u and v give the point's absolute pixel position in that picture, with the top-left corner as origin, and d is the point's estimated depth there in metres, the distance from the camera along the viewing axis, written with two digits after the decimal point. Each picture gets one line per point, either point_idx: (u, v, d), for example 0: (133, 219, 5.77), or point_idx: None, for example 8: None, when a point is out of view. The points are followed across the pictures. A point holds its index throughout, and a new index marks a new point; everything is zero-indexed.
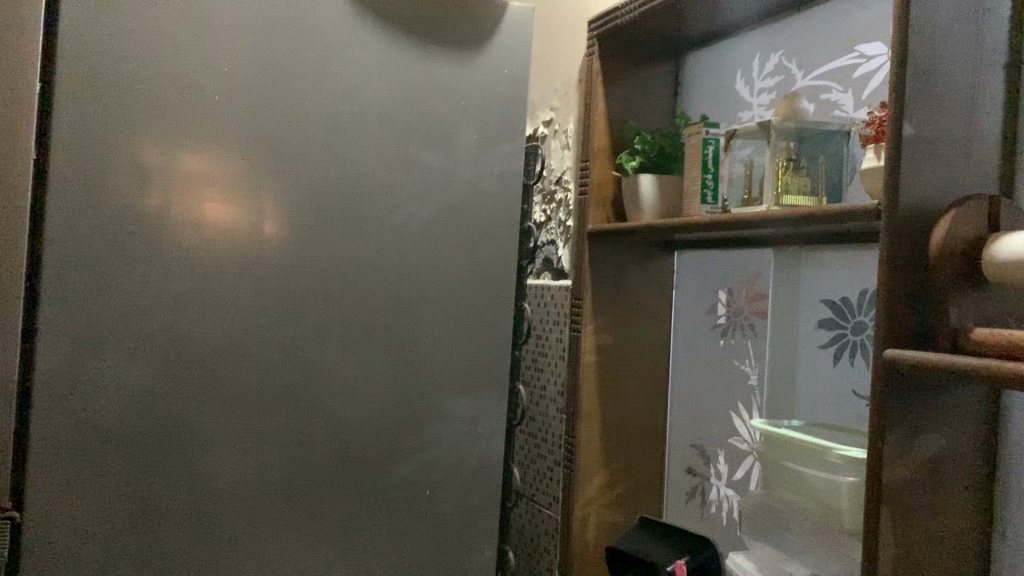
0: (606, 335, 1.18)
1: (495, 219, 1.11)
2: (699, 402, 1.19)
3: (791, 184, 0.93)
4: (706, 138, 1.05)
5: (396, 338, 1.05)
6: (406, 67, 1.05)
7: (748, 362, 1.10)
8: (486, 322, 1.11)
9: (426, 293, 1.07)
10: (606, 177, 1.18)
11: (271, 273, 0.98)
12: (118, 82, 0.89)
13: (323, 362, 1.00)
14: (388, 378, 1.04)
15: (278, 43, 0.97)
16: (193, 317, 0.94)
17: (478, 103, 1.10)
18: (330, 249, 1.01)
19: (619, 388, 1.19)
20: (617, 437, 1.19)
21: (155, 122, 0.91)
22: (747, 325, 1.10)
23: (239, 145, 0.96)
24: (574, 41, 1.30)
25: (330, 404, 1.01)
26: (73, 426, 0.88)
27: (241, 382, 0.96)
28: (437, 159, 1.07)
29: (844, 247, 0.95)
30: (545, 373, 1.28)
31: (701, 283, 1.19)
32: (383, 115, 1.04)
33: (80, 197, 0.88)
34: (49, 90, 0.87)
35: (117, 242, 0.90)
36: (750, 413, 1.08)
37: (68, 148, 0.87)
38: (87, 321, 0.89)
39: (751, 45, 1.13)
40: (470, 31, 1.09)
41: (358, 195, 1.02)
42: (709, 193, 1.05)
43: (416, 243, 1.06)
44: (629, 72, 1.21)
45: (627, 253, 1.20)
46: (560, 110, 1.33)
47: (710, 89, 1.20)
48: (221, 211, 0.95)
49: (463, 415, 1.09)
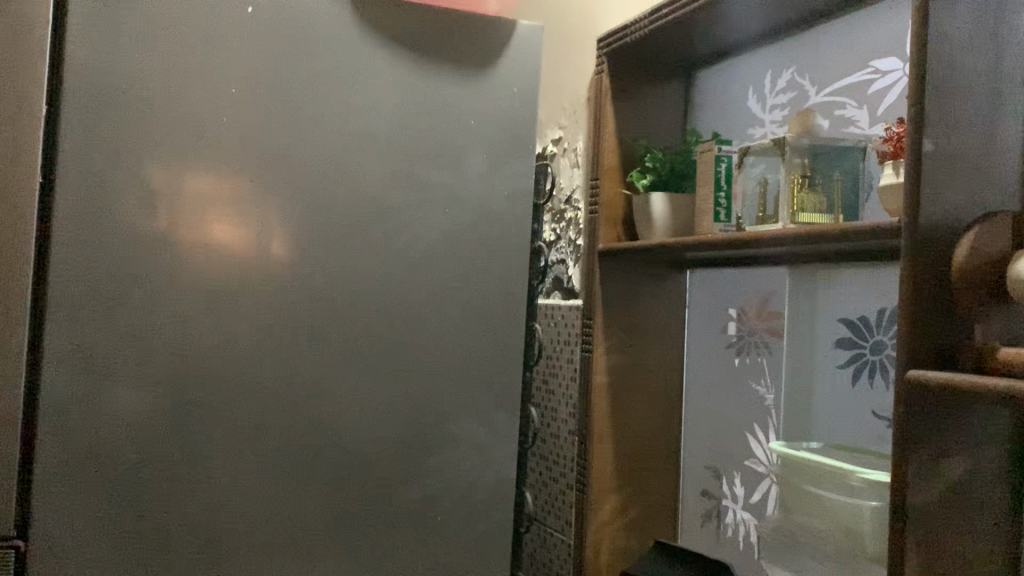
0: (618, 355, 1.17)
1: (505, 239, 1.10)
2: (714, 422, 1.17)
3: (807, 202, 0.90)
4: (718, 156, 1.04)
5: (406, 360, 1.03)
6: (414, 85, 1.04)
7: (764, 382, 1.08)
8: (498, 343, 1.09)
9: (436, 314, 1.05)
10: (616, 196, 1.17)
11: (280, 295, 0.96)
12: (124, 103, 0.88)
13: (333, 385, 0.99)
14: (398, 401, 1.03)
15: (285, 62, 0.96)
16: (200, 340, 0.92)
17: (488, 122, 1.09)
18: (339, 271, 0.99)
19: (632, 409, 1.18)
20: (631, 459, 1.17)
21: (161, 143, 0.90)
22: (761, 345, 1.09)
23: (246, 166, 0.95)
24: (584, 59, 1.29)
25: (339, 428, 0.99)
26: (78, 453, 0.87)
27: (248, 405, 0.94)
28: (447, 179, 1.06)
29: (861, 264, 0.93)
30: (556, 394, 1.27)
31: (714, 301, 1.18)
32: (392, 135, 1.02)
33: (85, 219, 0.87)
34: (55, 111, 0.86)
35: (123, 265, 0.89)
36: (766, 434, 1.07)
37: (73, 169, 0.87)
38: (93, 346, 0.87)
39: (763, 61, 1.11)
40: (479, 50, 1.08)
41: (367, 215, 1.01)
42: (722, 211, 1.04)
43: (425, 263, 1.04)
44: (639, 90, 1.20)
45: (639, 272, 1.18)
46: (569, 129, 1.32)
47: (721, 107, 1.19)
48: (228, 232, 0.94)
49: (475, 438, 1.07)
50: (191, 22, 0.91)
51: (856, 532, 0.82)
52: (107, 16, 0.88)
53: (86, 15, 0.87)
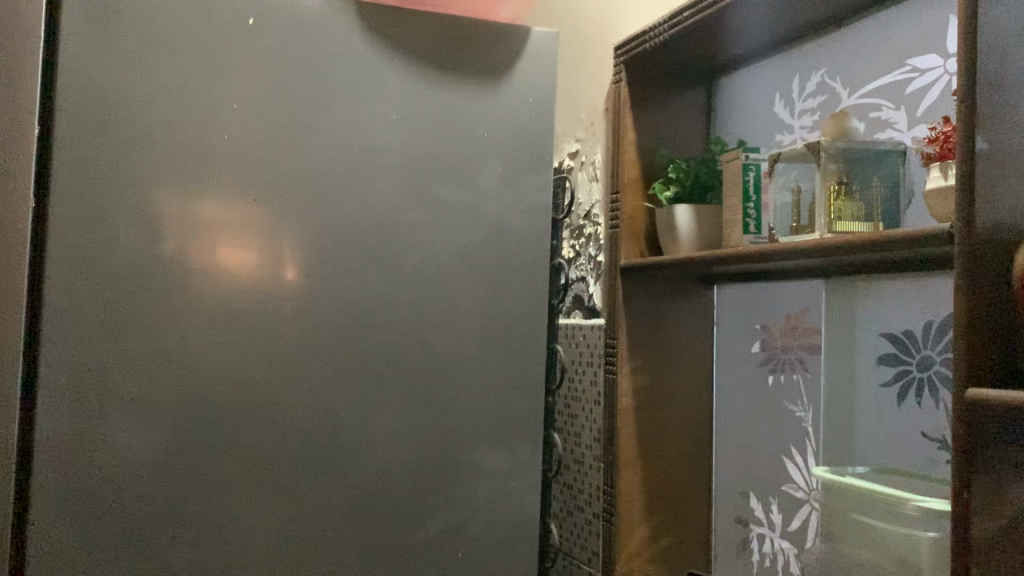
0: (644, 376, 1.11)
1: (524, 256, 1.04)
2: (747, 445, 1.11)
3: (844, 211, 0.85)
4: (745, 163, 0.98)
5: (422, 386, 0.98)
6: (426, 98, 0.99)
7: (799, 402, 1.02)
8: (518, 366, 1.03)
9: (452, 336, 1.00)
10: (638, 210, 1.12)
11: (288, 320, 0.91)
12: (120, 123, 0.84)
13: (344, 414, 0.93)
14: (415, 428, 0.97)
15: (290, 77, 0.92)
16: (205, 369, 0.87)
17: (504, 134, 1.03)
18: (349, 294, 0.94)
19: (660, 432, 1.12)
20: (659, 486, 1.12)
21: (160, 164, 0.86)
22: (796, 362, 1.03)
23: (249, 184, 0.90)
24: (600, 68, 1.24)
25: (353, 459, 0.93)
26: (75, 492, 0.82)
27: (256, 438, 0.89)
28: (461, 194, 1.01)
29: (903, 275, 0.88)
30: (579, 418, 1.21)
31: (743, 317, 1.12)
32: (401, 150, 0.97)
33: (81, 245, 0.83)
34: (48, 133, 0.82)
35: (121, 292, 0.84)
36: (804, 457, 1.00)
37: (68, 194, 0.82)
38: (90, 378, 0.82)
39: (790, 65, 1.06)
40: (493, 59, 1.03)
41: (376, 235, 0.96)
42: (751, 223, 0.98)
43: (439, 284, 0.99)
44: (658, 99, 1.15)
45: (662, 288, 1.13)
46: (585, 141, 1.27)
47: (745, 114, 1.13)
48: (233, 256, 0.89)
49: (497, 469, 1.01)
50: (190, 37, 0.87)
51: (912, 565, 0.76)
52: (101, 32, 0.84)
53: (79, 32, 0.83)
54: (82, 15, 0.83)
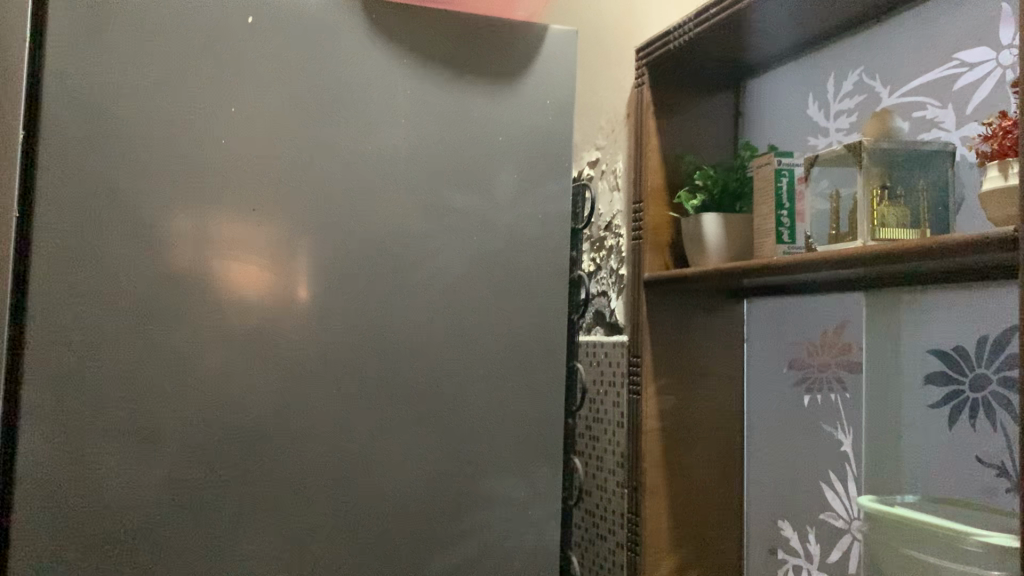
0: (671, 397, 1.05)
1: (543, 268, 0.97)
2: (782, 470, 1.03)
3: (888, 216, 0.78)
4: (778, 169, 0.93)
5: (436, 408, 0.90)
6: (438, 101, 0.93)
7: (837, 424, 0.95)
8: (537, 387, 0.96)
9: (468, 355, 0.92)
10: (662, 219, 1.06)
11: (289, 338, 0.84)
12: (111, 131, 0.79)
13: (349, 439, 0.86)
14: (428, 454, 0.90)
15: (291, 79, 0.86)
16: (200, 392, 0.81)
17: (520, 139, 0.96)
18: (356, 308, 0.87)
19: (688, 457, 1.05)
20: (688, 513, 1.05)
21: (153, 172, 0.80)
22: (833, 381, 0.96)
23: (248, 191, 0.84)
24: (621, 72, 1.18)
25: (360, 488, 0.86)
26: (59, 520, 0.75)
27: (255, 465, 0.82)
28: (475, 202, 0.94)
29: (954, 286, 0.81)
30: (601, 441, 1.14)
31: (775, 332, 1.05)
32: (411, 157, 0.91)
33: (68, 260, 0.77)
34: (34, 142, 0.77)
35: (111, 311, 0.78)
36: (843, 484, 0.93)
37: (54, 206, 0.77)
38: (78, 398, 0.77)
39: (824, 65, 0.99)
40: (510, 60, 0.97)
41: (384, 245, 0.89)
42: (785, 232, 0.92)
43: (451, 298, 0.92)
44: (683, 104, 1.09)
45: (688, 303, 1.07)
46: (606, 149, 1.21)
47: (776, 118, 1.07)
48: (232, 268, 0.83)
49: (517, 498, 0.94)
50: (186, 39, 0.82)
51: None
52: (90, 34, 0.79)
53: (67, 35, 0.78)
54: (72, 13, 0.78)
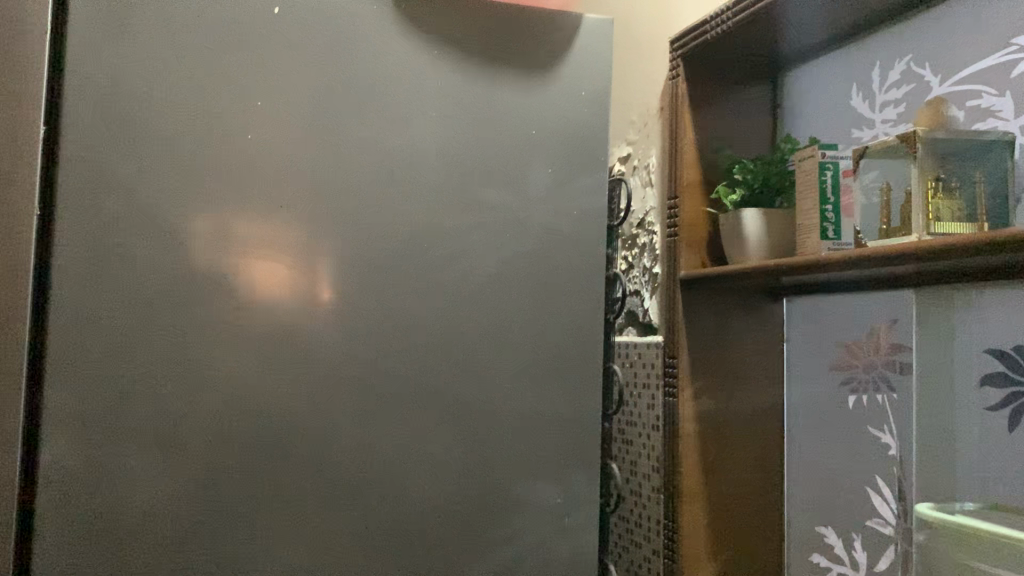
0: (708, 399, 1.01)
1: (579, 265, 0.92)
2: (824, 476, 1.00)
3: (944, 208, 0.74)
4: (822, 162, 0.89)
5: (468, 414, 0.86)
6: (470, 93, 0.88)
7: (885, 427, 0.91)
8: (573, 391, 0.91)
9: (501, 358, 0.88)
10: (698, 215, 1.03)
11: (316, 341, 0.81)
12: (133, 124, 0.76)
13: (378, 445, 0.82)
14: (461, 461, 0.86)
15: (318, 69, 0.82)
16: (224, 396, 0.78)
17: (555, 131, 0.91)
18: (384, 310, 0.84)
19: (726, 462, 1.02)
20: (726, 519, 1.01)
21: (176, 167, 0.77)
22: (880, 382, 0.92)
23: (273, 187, 0.80)
24: (654, 64, 1.14)
25: (391, 496, 0.83)
26: (82, 526, 0.73)
27: (281, 473, 0.79)
28: (509, 198, 0.89)
29: (1014, 283, 0.77)
30: (635, 445, 1.11)
31: (817, 333, 1.01)
32: (442, 150, 0.87)
33: (89, 260, 0.74)
34: (55, 136, 0.74)
35: (133, 311, 0.75)
36: (890, 490, 0.90)
37: (75, 203, 0.74)
38: (100, 400, 0.74)
39: (868, 54, 0.95)
40: (545, 48, 0.92)
41: (414, 242, 0.85)
42: (830, 227, 0.88)
43: (484, 298, 0.87)
44: (719, 97, 1.06)
45: (725, 302, 1.03)
46: (638, 144, 1.17)
47: (819, 110, 1.03)
48: (257, 269, 0.79)
49: (554, 508, 0.89)
50: (207, 29, 0.79)
51: None
52: (111, 24, 0.76)
53: (85, 27, 0.75)
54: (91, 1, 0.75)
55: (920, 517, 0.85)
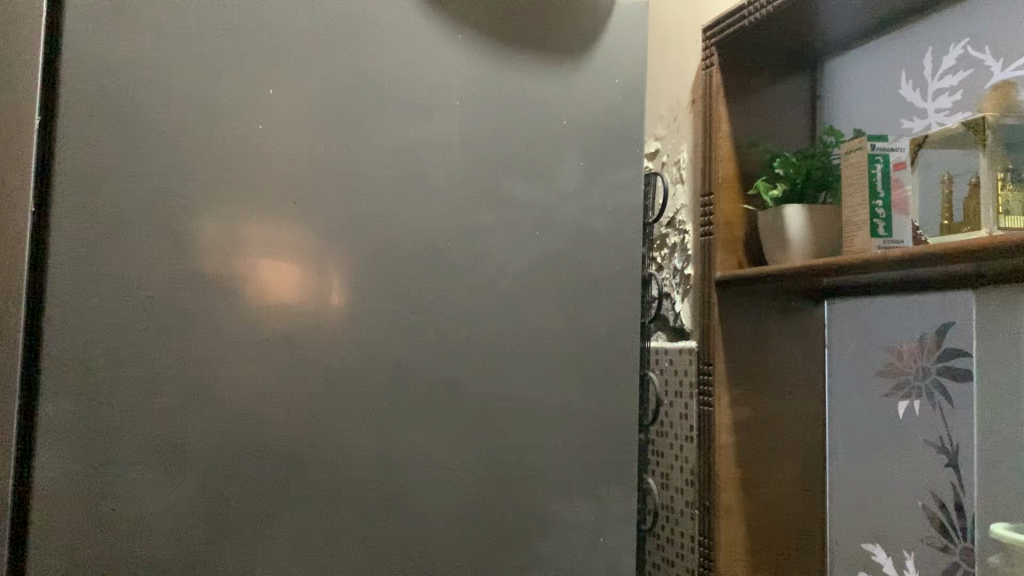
0: (746, 409, 0.95)
1: (612, 267, 0.85)
2: (871, 491, 0.94)
3: (1014, 202, 0.69)
4: (872, 154, 0.82)
5: (497, 427, 0.79)
6: (497, 80, 0.81)
7: (941, 438, 0.85)
8: (607, 401, 0.84)
9: (532, 366, 0.81)
10: (734, 213, 0.97)
11: (331, 349, 0.73)
12: (140, 103, 0.68)
13: (396, 461, 0.75)
14: (488, 478, 0.79)
15: (337, 50, 0.74)
16: (233, 408, 0.70)
17: (586, 122, 0.85)
18: (405, 314, 0.76)
19: (765, 475, 0.96)
20: (765, 536, 0.95)
21: (185, 152, 0.69)
22: (935, 390, 0.86)
23: (286, 179, 0.73)
24: (684, 55, 1.08)
25: (412, 517, 0.75)
26: (79, 553, 0.65)
27: (298, 492, 0.72)
28: (538, 193, 0.82)
29: None
30: (668, 456, 1.05)
31: (862, 337, 0.96)
32: (466, 141, 0.80)
33: (89, 253, 0.66)
34: (53, 112, 0.66)
35: (137, 311, 0.67)
36: (947, 506, 0.84)
37: (74, 188, 0.66)
38: (100, 411, 0.66)
39: (919, 39, 0.89)
40: (575, 34, 0.85)
41: (435, 241, 0.78)
42: (880, 223, 0.81)
43: (511, 300, 0.81)
44: (755, 88, 1.00)
45: (763, 305, 0.97)
46: (667, 139, 1.12)
47: (864, 101, 0.97)
48: (263, 268, 0.72)
49: (588, 527, 0.82)
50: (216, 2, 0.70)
51: None
52: None
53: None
54: None
55: (998, 539, 0.78)
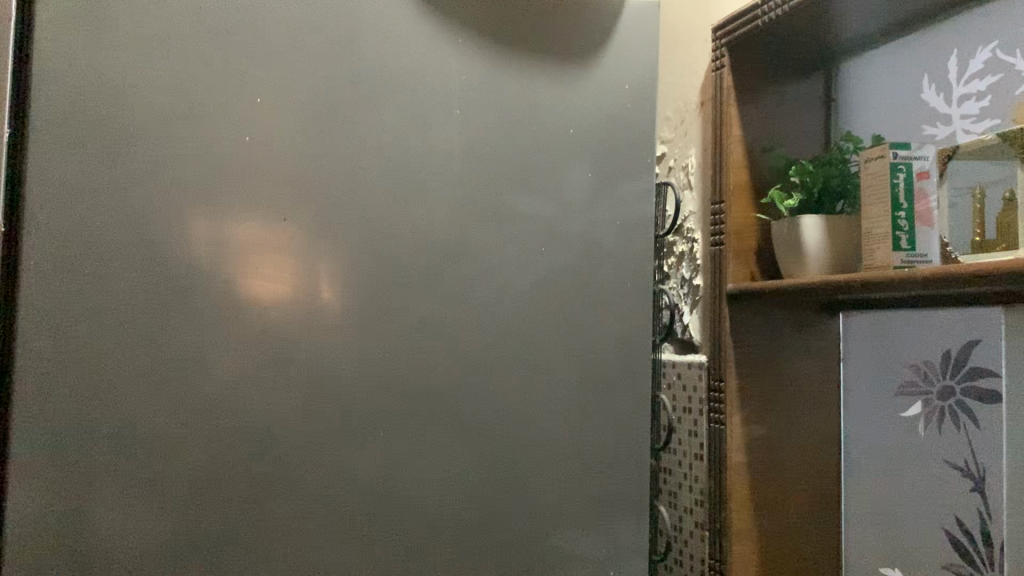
0: (758, 427, 0.91)
1: (627, 285, 0.79)
2: (890, 513, 0.89)
3: None
4: (894, 163, 0.77)
5: (507, 459, 0.73)
6: (504, 84, 0.75)
7: (965, 462, 0.81)
8: (621, 427, 0.78)
9: (543, 393, 0.75)
10: (747, 222, 0.92)
11: (330, 378, 0.66)
12: (123, 109, 0.62)
13: (398, 500, 0.68)
14: (496, 517, 0.72)
15: (331, 51, 0.68)
16: (225, 444, 0.63)
17: (596, 129, 0.79)
18: (404, 340, 0.70)
19: (778, 496, 0.92)
20: (778, 559, 0.91)
21: (169, 163, 0.63)
22: (959, 411, 0.82)
23: (278, 190, 0.66)
24: (692, 54, 1.04)
25: (413, 563, 0.68)
26: None
27: (291, 532, 0.65)
28: (546, 205, 0.76)
29: None
30: (676, 474, 1.01)
31: (880, 352, 0.92)
32: (468, 151, 0.73)
33: (65, 274, 0.60)
34: (23, 126, 0.60)
35: (117, 334, 0.61)
36: (972, 534, 0.80)
37: (47, 204, 0.60)
38: (79, 451, 0.59)
39: (946, 40, 0.84)
40: (587, 34, 0.79)
41: (437, 257, 0.71)
42: (903, 236, 0.76)
43: (519, 321, 0.74)
44: (768, 90, 0.95)
45: (777, 319, 0.93)
46: (674, 142, 1.07)
47: (883, 104, 0.92)
48: (258, 284, 0.65)
49: (598, 562, 0.76)
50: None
51: None
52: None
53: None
54: None
55: None
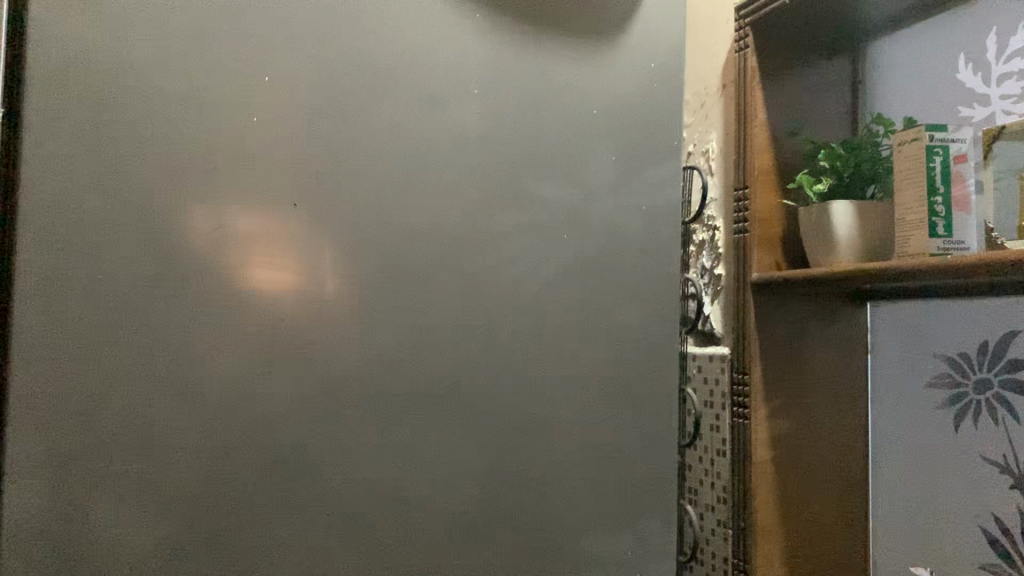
0: (784, 421, 0.88)
1: (654, 273, 0.76)
2: (922, 511, 0.86)
3: None
4: (930, 145, 0.74)
5: (531, 457, 0.69)
6: (526, 62, 0.71)
7: (1005, 458, 0.78)
8: (648, 421, 0.75)
9: (569, 384, 0.71)
10: (773, 209, 0.89)
11: (350, 372, 0.61)
12: (123, 71, 0.55)
13: (420, 502, 0.63)
14: (522, 517, 0.68)
15: (347, 23, 0.63)
16: (235, 443, 0.57)
17: (623, 111, 0.76)
18: (425, 333, 0.65)
19: (804, 493, 0.88)
20: (805, 558, 0.88)
21: (171, 133, 0.57)
22: (998, 405, 0.78)
23: (290, 170, 0.60)
24: (715, 34, 1.00)
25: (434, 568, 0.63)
26: None
27: (308, 543, 0.59)
28: (572, 188, 0.73)
29: None
30: (699, 470, 0.97)
31: (911, 344, 0.88)
32: (493, 131, 0.69)
33: (59, 250, 0.54)
34: (16, 83, 0.53)
35: (119, 319, 0.55)
36: (1012, 533, 0.76)
37: (39, 171, 0.53)
38: (77, 449, 0.53)
39: (983, 18, 0.81)
40: (612, 12, 0.76)
41: (459, 244, 0.67)
42: (939, 221, 0.73)
43: (543, 310, 0.70)
44: (795, 71, 0.92)
45: (805, 309, 0.90)
46: (695, 126, 1.04)
47: (916, 86, 0.88)
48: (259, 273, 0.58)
49: (625, 564, 0.72)
50: None
51: None
52: None
53: None
54: None
55: None
